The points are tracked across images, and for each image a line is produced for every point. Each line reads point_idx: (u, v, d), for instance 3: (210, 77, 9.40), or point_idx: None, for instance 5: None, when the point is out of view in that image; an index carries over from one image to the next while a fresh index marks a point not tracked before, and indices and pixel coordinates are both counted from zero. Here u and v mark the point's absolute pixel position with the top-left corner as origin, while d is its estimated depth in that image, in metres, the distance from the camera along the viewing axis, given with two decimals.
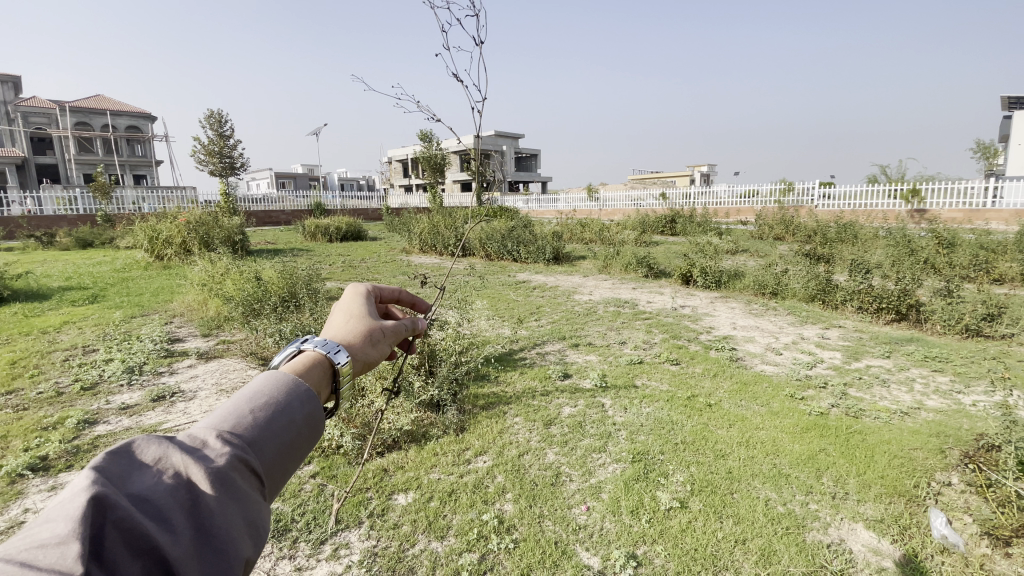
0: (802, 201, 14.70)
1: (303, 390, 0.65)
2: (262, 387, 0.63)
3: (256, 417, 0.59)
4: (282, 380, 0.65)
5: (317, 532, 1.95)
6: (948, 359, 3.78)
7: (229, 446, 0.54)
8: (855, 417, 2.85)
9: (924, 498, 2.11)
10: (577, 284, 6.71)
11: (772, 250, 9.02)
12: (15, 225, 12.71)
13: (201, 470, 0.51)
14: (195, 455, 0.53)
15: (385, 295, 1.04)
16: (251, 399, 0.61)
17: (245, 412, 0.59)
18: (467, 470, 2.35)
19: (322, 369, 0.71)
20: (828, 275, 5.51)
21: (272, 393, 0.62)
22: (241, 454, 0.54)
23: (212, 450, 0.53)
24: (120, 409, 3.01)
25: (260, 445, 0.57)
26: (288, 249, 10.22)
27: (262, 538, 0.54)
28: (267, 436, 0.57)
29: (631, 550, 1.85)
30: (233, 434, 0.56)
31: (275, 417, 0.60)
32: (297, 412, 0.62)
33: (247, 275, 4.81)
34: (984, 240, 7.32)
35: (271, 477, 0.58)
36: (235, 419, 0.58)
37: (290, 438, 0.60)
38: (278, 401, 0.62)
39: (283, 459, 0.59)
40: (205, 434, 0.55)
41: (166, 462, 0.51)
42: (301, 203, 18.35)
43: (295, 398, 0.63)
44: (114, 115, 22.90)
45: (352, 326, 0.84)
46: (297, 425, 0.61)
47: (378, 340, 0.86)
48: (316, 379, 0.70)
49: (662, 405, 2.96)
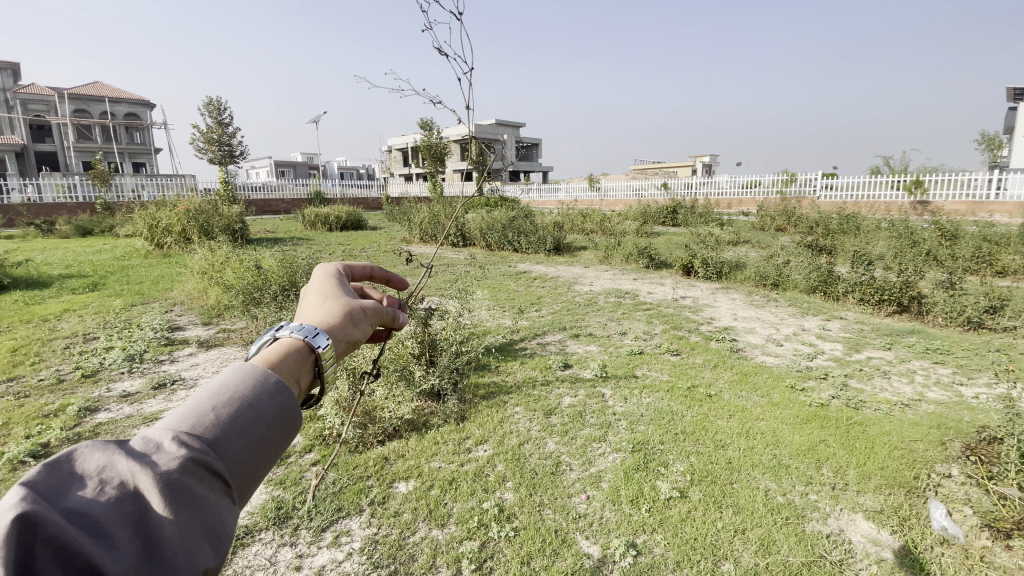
0: (804, 192, 14.62)
1: (272, 382, 0.64)
2: (228, 382, 0.61)
3: (219, 414, 0.57)
4: (250, 373, 0.64)
5: (318, 520, 1.96)
6: (949, 351, 3.77)
7: (185, 449, 0.53)
8: (855, 408, 2.85)
9: (924, 490, 2.12)
10: (578, 275, 6.68)
11: (773, 241, 9.00)
12: (15, 212, 12.65)
13: (149, 477, 0.50)
14: (144, 461, 0.52)
15: (357, 273, 1.03)
16: (215, 395, 0.59)
17: (206, 409, 0.57)
18: (467, 459, 2.36)
19: (301, 352, 0.71)
20: (830, 266, 5.48)
21: (238, 388, 0.61)
22: (197, 457, 0.53)
23: (165, 453, 0.52)
24: (121, 396, 3.01)
25: (221, 446, 0.55)
26: (289, 238, 10.19)
27: (224, 543, 0.53)
28: (228, 436, 0.56)
29: (631, 538, 1.86)
30: (191, 434, 0.55)
31: (238, 413, 0.58)
32: (266, 407, 0.61)
33: (247, 264, 4.80)
34: (987, 232, 7.29)
35: (236, 477, 0.56)
36: (194, 418, 0.56)
37: (257, 435, 0.59)
38: (244, 396, 0.60)
39: (251, 458, 0.58)
40: (161, 435, 0.54)
41: (111, 472, 0.51)
42: (301, 191, 18.25)
43: (263, 393, 0.62)
44: (112, 102, 22.69)
45: (328, 305, 0.84)
46: (266, 420, 0.60)
47: (359, 318, 0.86)
48: (296, 363, 0.70)
49: (663, 396, 2.96)
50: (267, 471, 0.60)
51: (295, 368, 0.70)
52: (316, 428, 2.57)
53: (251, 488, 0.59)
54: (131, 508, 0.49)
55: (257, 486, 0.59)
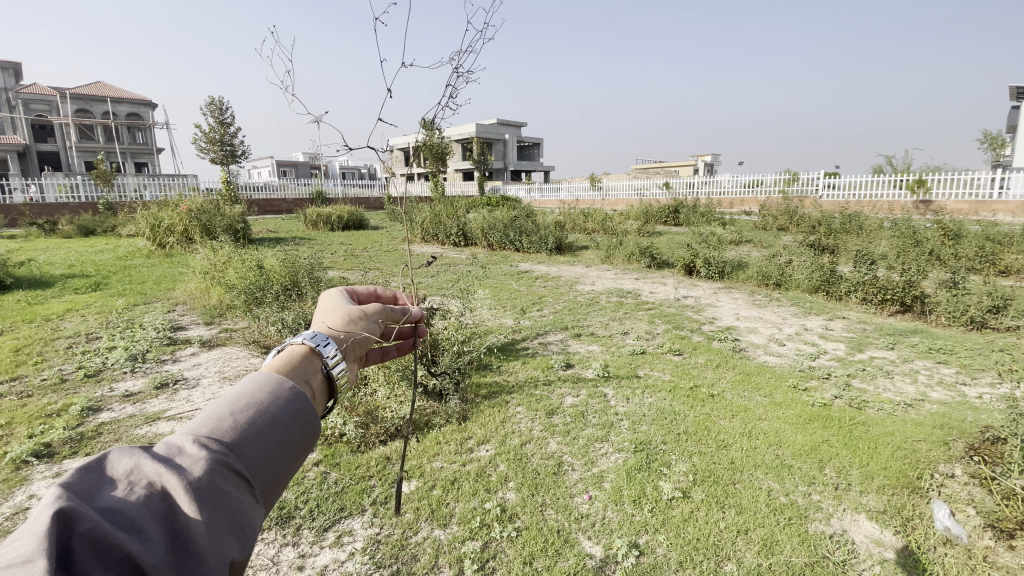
0: (807, 191, 14.58)
1: (286, 389, 0.64)
2: (244, 389, 0.62)
3: (238, 419, 0.58)
4: (264, 381, 0.64)
5: (322, 519, 1.96)
6: (952, 351, 3.76)
7: (207, 452, 0.53)
8: (858, 408, 2.85)
9: (926, 490, 2.11)
10: (579, 275, 6.67)
11: (776, 241, 8.98)
12: (17, 212, 12.66)
13: (176, 477, 0.50)
14: (170, 464, 0.52)
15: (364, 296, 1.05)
16: (233, 401, 0.59)
17: (226, 415, 0.58)
18: (470, 459, 2.36)
19: (307, 355, 0.71)
20: (832, 267, 5.47)
21: (254, 395, 0.61)
22: (221, 458, 0.53)
23: (188, 457, 0.52)
24: (124, 396, 3.02)
25: (242, 449, 0.55)
26: (291, 237, 10.18)
27: (250, 540, 0.52)
28: (250, 438, 0.56)
29: (633, 539, 1.86)
30: (212, 439, 0.55)
31: (256, 419, 0.58)
32: (282, 412, 0.61)
33: (248, 264, 4.80)
34: (990, 231, 7.26)
35: (259, 478, 0.56)
36: (213, 424, 0.57)
37: (276, 437, 0.58)
38: (262, 403, 0.61)
39: (271, 461, 0.58)
40: (182, 441, 0.54)
41: (138, 474, 0.51)
42: (302, 190, 18.24)
43: (279, 399, 0.62)
44: (115, 102, 22.71)
45: (329, 314, 0.85)
46: (284, 424, 0.60)
47: (362, 320, 0.87)
48: (304, 364, 0.70)
49: (665, 396, 2.95)
50: (289, 474, 0.60)
51: (305, 372, 0.70)
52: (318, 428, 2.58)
53: (274, 490, 0.59)
54: (160, 505, 0.49)
55: (279, 489, 0.59)
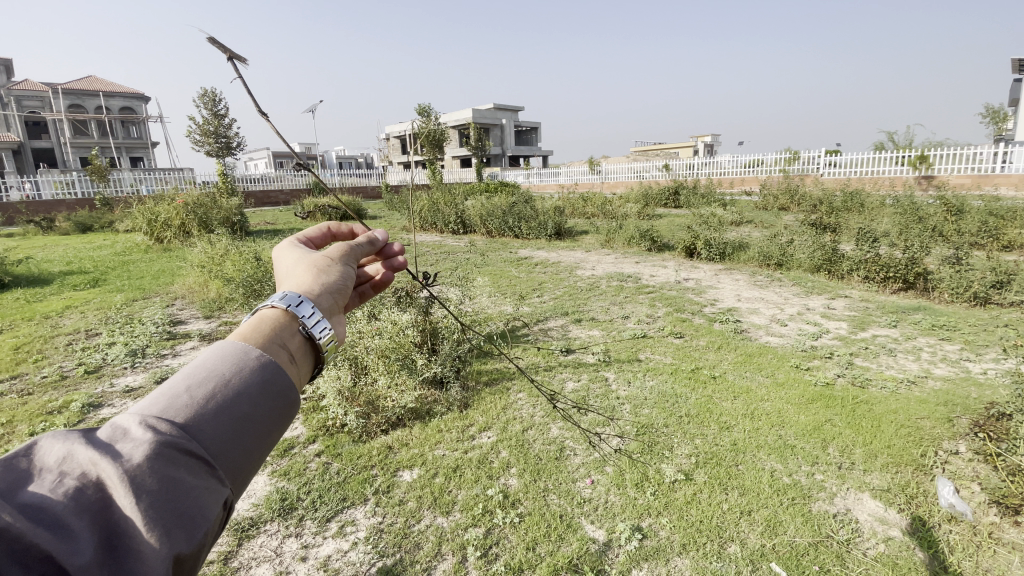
0: (807, 169, 14.42)
1: (252, 359, 0.60)
2: (203, 362, 0.58)
3: (194, 395, 0.55)
4: (227, 351, 0.60)
5: (324, 510, 1.96)
6: (956, 327, 3.75)
7: (152, 434, 0.50)
8: (861, 386, 2.83)
9: (931, 467, 2.11)
10: (579, 260, 6.60)
11: (777, 221, 8.91)
12: (14, 210, 12.58)
13: (111, 467, 0.48)
14: (109, 450, 0.50)
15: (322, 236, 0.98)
16: (189, 376, 0.56)
17: (182, 391, 0.55)
18: (472, 446, 2.35)
19: (280, 319, 0.67)
20: (834, 245, 5.40)
21: (215, 366, 0.58)
22: (167, 440, 0.50)
23: (131, 441, 0.50)
24: (124, 392, 3.02)
25: (197, 428, 0.53)
26: (288, 228, 10.13)
27: (199, 532, 0.50)
28: (207, 416, 0.53)
29: (636, 522, 1.85)
30: (161, 420, 0.52)
31: (217, 392, 0.55)
32: (251, 383, 0.57)
33: (246, 256, 4.76)
34: (993, 205, 7.16)
35: (222, 458, 0.54)
36: (167, 402, 0.54)
37: (242, 411, 0.55)
38: (225, 376, 0.57)
39: (235, 437, 0.55)
40: (129, 422, 0.52)
41: (71, 463, 0.49)
42: (299, 181, 18.13)
43: (244, 370, 0.58)
44: (107, 97, 22.45)
45: (298, 270, 0.78)
46: (251, 396, 0.57)
47: (331, 266, 0.81)
48: (275, 330, 0.65)
49: (667, 378, 2.94)
50: (259, 449, 0.57)
51: (281, 335, 0.65)
52: (319, 419, 2.56)
53: (243, 469, 0.56)
54: (93, 498, 0.48)
55: (250, 467, 0.56)
